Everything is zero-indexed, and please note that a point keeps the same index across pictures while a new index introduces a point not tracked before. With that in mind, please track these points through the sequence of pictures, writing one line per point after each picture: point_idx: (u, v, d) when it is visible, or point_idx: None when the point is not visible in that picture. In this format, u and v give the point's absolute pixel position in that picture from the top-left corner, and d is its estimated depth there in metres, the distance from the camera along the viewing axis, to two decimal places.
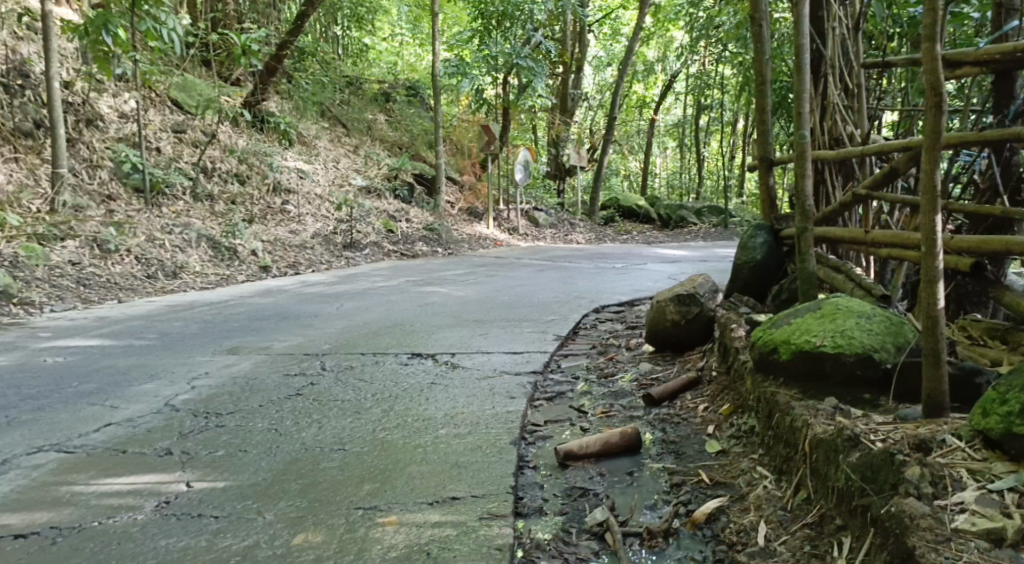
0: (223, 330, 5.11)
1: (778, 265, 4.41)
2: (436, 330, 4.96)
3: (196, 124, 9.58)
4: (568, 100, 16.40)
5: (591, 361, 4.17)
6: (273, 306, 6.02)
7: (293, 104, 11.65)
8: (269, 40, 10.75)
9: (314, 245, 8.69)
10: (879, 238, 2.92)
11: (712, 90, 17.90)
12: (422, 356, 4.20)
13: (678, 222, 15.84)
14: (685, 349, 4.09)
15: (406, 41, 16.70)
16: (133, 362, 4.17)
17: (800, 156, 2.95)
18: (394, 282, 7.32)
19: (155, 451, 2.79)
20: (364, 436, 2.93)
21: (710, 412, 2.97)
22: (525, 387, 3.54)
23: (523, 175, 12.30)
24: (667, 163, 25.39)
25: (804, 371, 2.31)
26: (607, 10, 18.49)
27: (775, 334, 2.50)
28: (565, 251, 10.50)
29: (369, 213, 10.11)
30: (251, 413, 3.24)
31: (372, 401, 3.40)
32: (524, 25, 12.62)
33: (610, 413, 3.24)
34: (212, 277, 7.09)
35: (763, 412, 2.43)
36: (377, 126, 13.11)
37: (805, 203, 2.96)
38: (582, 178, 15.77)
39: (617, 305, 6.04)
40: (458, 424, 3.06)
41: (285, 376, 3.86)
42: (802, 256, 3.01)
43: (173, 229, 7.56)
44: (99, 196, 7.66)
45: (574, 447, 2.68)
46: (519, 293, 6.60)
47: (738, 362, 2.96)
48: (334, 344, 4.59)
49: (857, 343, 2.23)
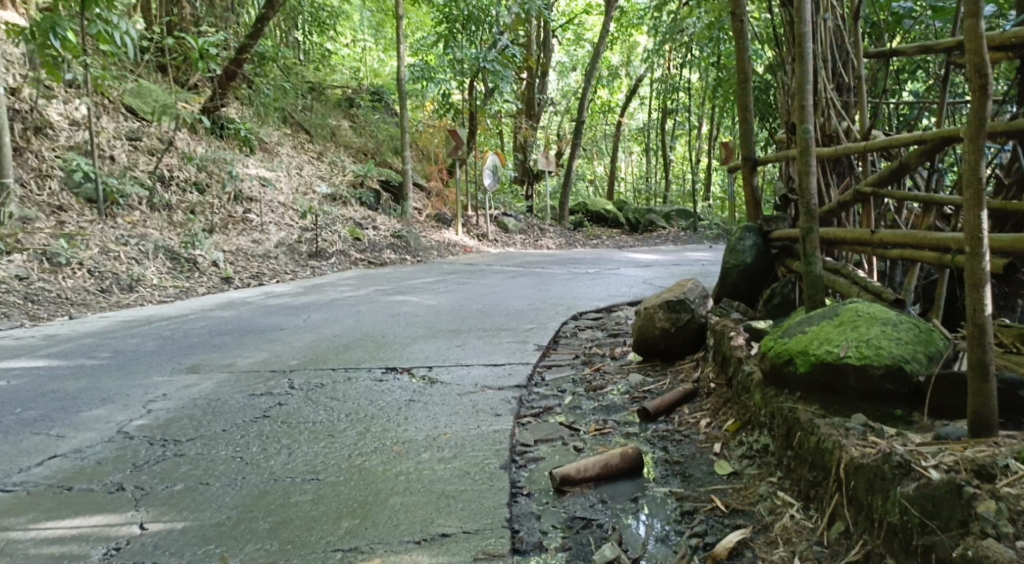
0: (182, 347, 4.80)
1: (768, 268, 4.25)
2: (409, 341, 4.70)
3: (153, 131, 9.19)
4: (535, 105, 16.23)
5: (577, 372, 3.95)
6: (236, 319, 5.70)
7: (254, 110, 11.29)
8: (227, 44, 10.38)
9: (278, 254, 8.37)
10: (890, 239, 2.76)
11: (678, 95, 17.89)
12: (398, 371, 3.94)
13: (647, 226, 15.75)
14: (675, 358, 3.89)
15: (368, 46, 16.41)
16: (84, 385, 3.84)
17: (804, 152, 2.78)
18: (363, 291, 7.04)
19: (104, 487, 2.50)
20: (339, 463, 2.67)
21: (714, 429, 2.77)
22: (510, 403, 3.30)
23: (492, 180, 12.09)
24: (632, 167, 25.39)
25: (824, 385, 2.12)
26: (571, 15, 18.37)
27: (788, 344, 2.31)
28: (536, 257, 10.31)
29: (334, 221, 9.80)
30: (214, 439, 2.96)
31: (347, 422, 3.14)
32: (490, 29, 12.40)
33: (604, 430, 3.02)
34: (171, 289, 6.75)
35: (779, 429, 2.24)
36: (340, 132, 12.79)
37: (810, 202, 2.78)
38: (550, 184, 15.61)
39: (595, 311, 5.84)
40: (442, 447, 2.81)
41: (251, 396, 3.57)
42: (808, 259, 2.83)
43: (128, 241, 7.19)
44: (49, 208, 7.27)
45: (571, 471, 2.45)
46: (493, 300, 6.37)
47: (742, 374, 2.77)
48: (302, 359, 4.31)
49: (884, 354, 2.03)
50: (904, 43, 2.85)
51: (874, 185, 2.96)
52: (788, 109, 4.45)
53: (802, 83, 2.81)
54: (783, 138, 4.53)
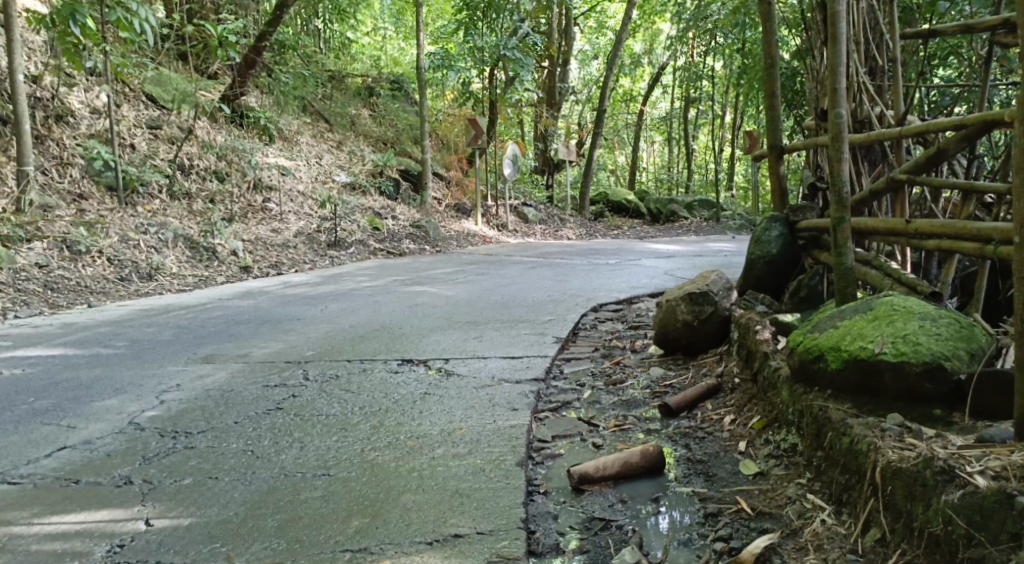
0: (198, 336, 4.76)
1: (794, 261, 4.13)
2: (426, 333, 4.63)
3: (173, 120, 9.18)
4: (556, 94, 16.06)
5: (596, 365, 3.86)
6: (254, 308, 5.66)
7: (274, 99, 11.26)
8: (247, 32, 10.33)
9: (297, 244, 8.33)
10: (925, 229, 2.64)
11: (701, 83, 17.64)
12: (414, 363, 3.87)
13: (669, 217, 15.58)
14: (697, 352, 3.78)
15: (389, 35, 16.32)
16: (98, 374, 3.81)
17: (837, 138, 2.66)
18: (381, 281, 6.98)
19: (112, 480, 2.45)
20: (351, 458, 2.60)
21: (738, 426, 2.67)
22: (528, 397, 3.22)
23: (512, 170, 11.97)
24: (654, 157, 25.15)
25: (858, 383, 2.02)
26: (593, 3, 18.15)
27: (819, 339, 2.20)
28: (556, 248, 10.19)
29: (354, 211, 9.75)
30: (226, 431, 2.90)
31: (360, 416, 3.07)
32: (511, 16, 12.26)
33: (624, 426, 2.93)
34: (190, 278, 6.73)
35: (808, 428, 2.13)
36: (360, 122, 12.74)
37: (842, 190, 2.66)
38: (571, 174, 15.45)
39: (615, 303, 5.74)
40: (456, 442, 2.73)
41: (264, 387, 3.52)
42: (839, 250, 2.71)
43: (148, 229, 7.18)
44: (70, 196, 7.28)
45: (589, 469, 2.37)
46: (512, 291, 6.28)
47: (769, 370, 2.66)
48: (318, 350, 4.25)
49: (923, 350, 1.92)
50: (943, 23, 2.72)
51: (909, 173, 2.84)
52: (817, 96, 4.32)
53: (834, 65, 2.68)
54: (812, 125, 4.40)
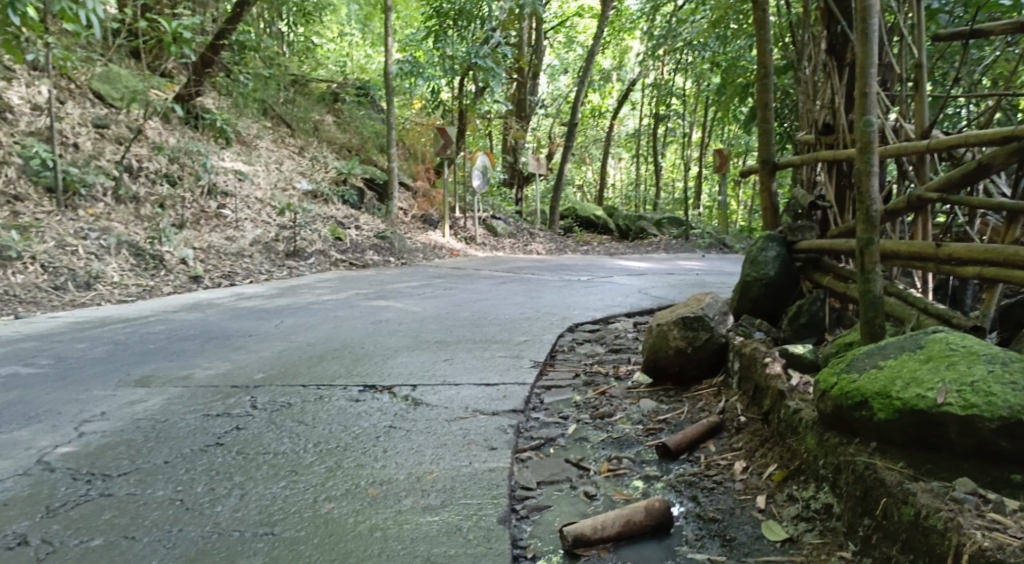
0: (135, 354, 4.29)
1: (792, 284, 3.82)
2: (391, 354, 4.22)
3: (122, 119, 8.62)
4: (525, 105, 15.73)
5: (579, 395, 3.48)
6: (201, 322, 5.20)
7: (232, 102, 10.78)
8: (204, 30, 9.80)
9: (252, 253, 7.86)
10: (963, 254, 2.35)
11: (671, 101, 17.43)
12: (376, 390, 3.45)
13: (638, 233, 15.34)
14: (691, 381, 3.44)
15: (356, 42, 15.89)
16: (13, 400, 3.33)
17: (866, 149, 2.34)
18: (342, 295, 6.54)
19: (5, 541, 2.07)
20: (301, 511, 2.22)
21: (752, 475, 2.33)
22: (507, 433, 2.84)
23: (481, 181, 11.56)
24: (622, 174, 24.98)
25: (915, 438, 1.70)
26: (563, 16, 17.87)
27: (858, 381, 1.87)
28: (525, 262, 9.82)
29: (315, 220, 9.27)
30: (152, 474, 2.48)
31: (315, 454, 2.66)
32: (482, 24, 11.84)
33: (618, 470, 2.56)
34: (133, 288, 6.23)
35: (849, 489, 1.81)
36: (324, 128, 12.27)
37: (872, 208, 2.34)
38: (540, 187, 15.11)
39: (591, 323, 5.38)
40: (426, 491, 2.35)
41: (204, 417, 3.10)
42: (866, 276, 2.38)
43: (89, 234, 6.66)
44: (4, 197, 6.72)
45: (586, 530, 2.01)
46: (482, 308, 5.90)
47: (787, 411, 2.33)
48: (268, 373, 3.82)
49: (999, 402, 1.58)
50: (989, 22, 2.51)
51: (939, 191, 2.56)
52: (812, 108, 4.05)
53: (865, 66, 2.36)
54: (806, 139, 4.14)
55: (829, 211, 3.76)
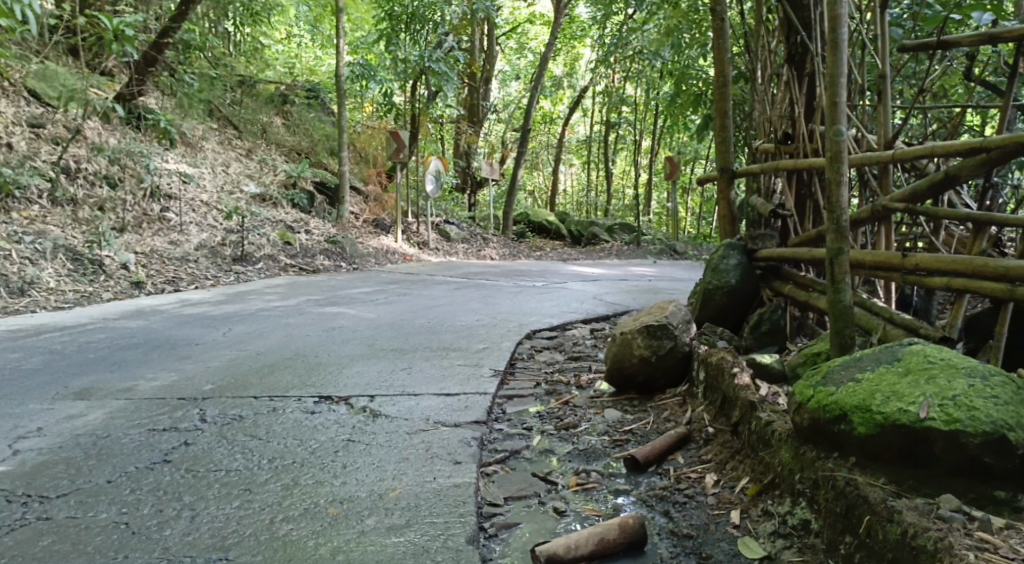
0: (73, 364, 4.07)
1: (752, 292, 3.82)
2: (346, 363, 4.09)
3: (58, 119, 8.27)
4: (478, 111, 15.64)
5: (542, 405, 3.41)
6: (144, 330, 4.99)
7: (176, 102, 10.46)
8: (147, 27, 9.48)
9: (198, 258, 7.61)
10: (931, 264, 2.35)
11: (622, 108, 17.55)
12: (333, 401, 3.33)
13: (590, 239, 15.39)
14: (654, 390, 3.40)
15: (305, 43, 15.60)
16: None
17: (835, 159, 2.32)
18: (293, 301, 6.36)
19: None
20: (258, 533, 2.12)
21: (724, 489, 2.29)
22: (470, 446, 2.75)
23: (434, 186, 11.43)
24: (572, 180, 25.09)
25: (898, 453, 1.70)
26: (515, 22, 17.86)
27: (836, 394, 1.85)
28: (479, 267, 9.73)
29: (263, 224, 9.04)
30: (94, 495, 2.33)
31: (270, 471, 2.54)
32: (435, 28, 11.72)
33: (587, 485, 2.50)
34: (70, 294, 5.96)
35: (829, 505, 1.79)
36: (272, 130, 12.00)
37: (841, 218, 2.33)
38: (492, 193, 15.04)
39: (549, 329, 5.33)
40: (390, 509, 2.26)
41: (149, 432, 2.93)
42: (836, 286, 2.37)
43: (23, 238, 6.35)
44: None
45: (559, 550, 1.93)
46: (438, 315, 5.80)
47: (758, 423, 2.31)
48: (217, 383, 3.66)
49: (982, 418, 1.61)
50: (955, 34, 2.62)
51: (904, 201, 2.56)
52: (770, 116, 4.05)
53: (835, 75, 2.34)
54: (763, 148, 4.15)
55: (788, 220, 3.76)
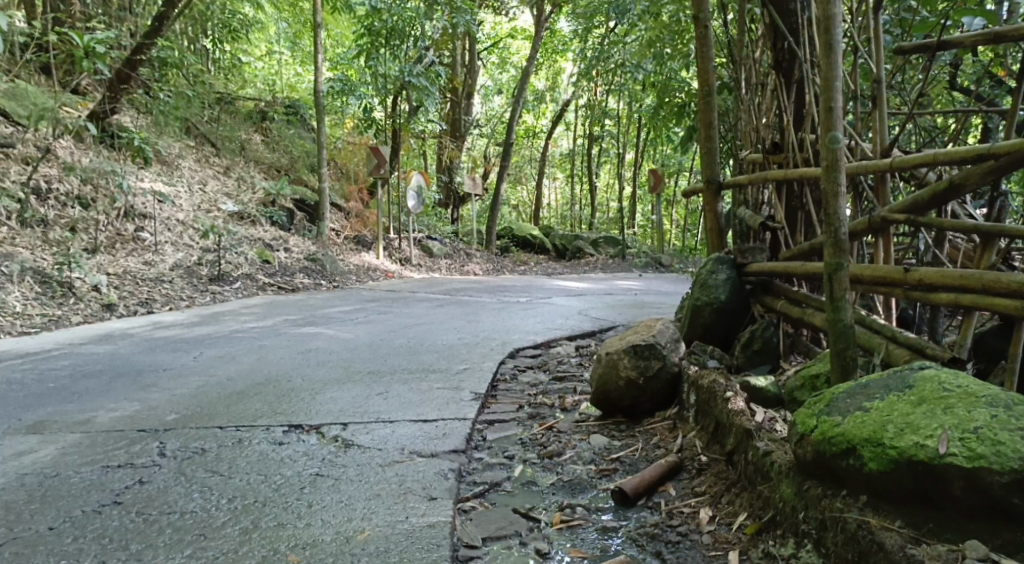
0: (31, 394, 3.84)
1: (743, 308, 3.64)
2: (321, 388, 3.89)
3: (28, 138, 8.03)
4: (460, 126, 15.47)
5: (524, 430, 3.22)
6: (111, 355, 4.77)
7: (152, 120, 10.25)
8: (120, 44, 9.24)
9: (172, 278, 7.38)
10: (936, 280, 2.21)
11: (606, 122, 17.42)
12: (303, 430, 3.13)
13: (575, 253, 15.23)
14: (642, 414, 3.23)
15: (284, 59, 15.40)
16: None
17: (832, 168, 2.17)
18: (269, 321, 6.15)
19: None
20: None
21: (720, 527, 2.14)
22: (448, 479, 2.56)
23: (416, 202, 11.22)
24: (556, 194, 24.98)
25: (916, 494, 1.63)
26: (497, 37, 17.74)
27: (842, 425, 1.76)
28: (462, 283, 9.54)
29: (241, 242, 8.81)
30: (32, 545, 2.15)
31: (229, 512, 2.34)
32: (416, 42, 11.47)
33: (573, 522, 2.32)
34: (37, 318, 5.72)
35: (838, 548, 1.72)
36: (251, 147, 11.80)
37: (839, 231, 2.17)
38: (476, 208, 14.85)
39: (533, 347, 5.16)
40: (356, 556, 2.09)
41: (103, 469, 2.72)
42: (835, 305, 2.21)
43: None
44: None
45: None
46: (419, 334, 5.61)
47: (755, 453, 2.15)
48: (182, 412, 3.46)
49: (1008, 455, 1.53)
50: (955, 35, 2.49)
51: (905, 212, 2.41)
52: (756, 127, 3.91)
53: (829, 79, 2.20)
54: (748, 158, 4.01)
55: (779, 233, 3.61)
